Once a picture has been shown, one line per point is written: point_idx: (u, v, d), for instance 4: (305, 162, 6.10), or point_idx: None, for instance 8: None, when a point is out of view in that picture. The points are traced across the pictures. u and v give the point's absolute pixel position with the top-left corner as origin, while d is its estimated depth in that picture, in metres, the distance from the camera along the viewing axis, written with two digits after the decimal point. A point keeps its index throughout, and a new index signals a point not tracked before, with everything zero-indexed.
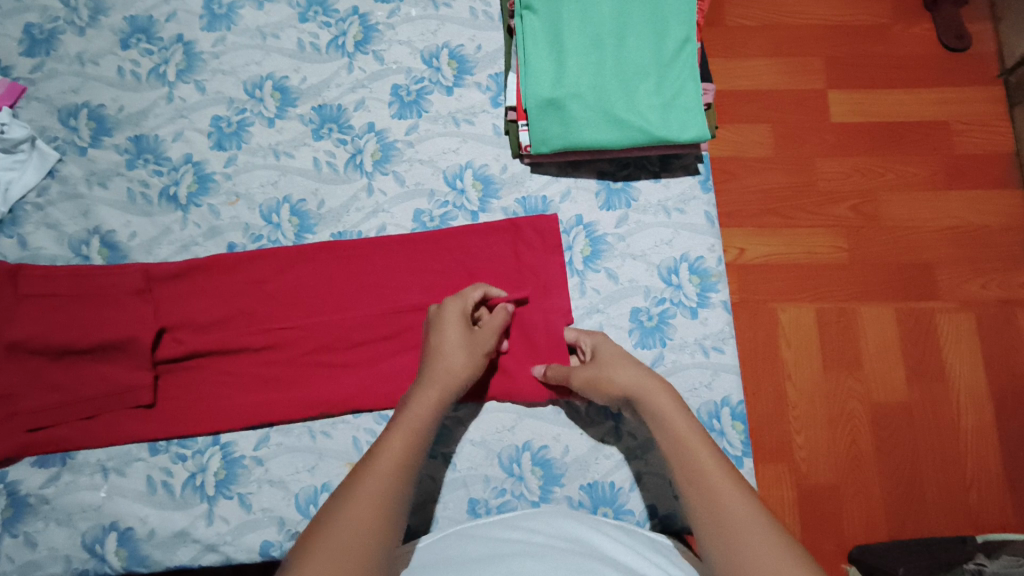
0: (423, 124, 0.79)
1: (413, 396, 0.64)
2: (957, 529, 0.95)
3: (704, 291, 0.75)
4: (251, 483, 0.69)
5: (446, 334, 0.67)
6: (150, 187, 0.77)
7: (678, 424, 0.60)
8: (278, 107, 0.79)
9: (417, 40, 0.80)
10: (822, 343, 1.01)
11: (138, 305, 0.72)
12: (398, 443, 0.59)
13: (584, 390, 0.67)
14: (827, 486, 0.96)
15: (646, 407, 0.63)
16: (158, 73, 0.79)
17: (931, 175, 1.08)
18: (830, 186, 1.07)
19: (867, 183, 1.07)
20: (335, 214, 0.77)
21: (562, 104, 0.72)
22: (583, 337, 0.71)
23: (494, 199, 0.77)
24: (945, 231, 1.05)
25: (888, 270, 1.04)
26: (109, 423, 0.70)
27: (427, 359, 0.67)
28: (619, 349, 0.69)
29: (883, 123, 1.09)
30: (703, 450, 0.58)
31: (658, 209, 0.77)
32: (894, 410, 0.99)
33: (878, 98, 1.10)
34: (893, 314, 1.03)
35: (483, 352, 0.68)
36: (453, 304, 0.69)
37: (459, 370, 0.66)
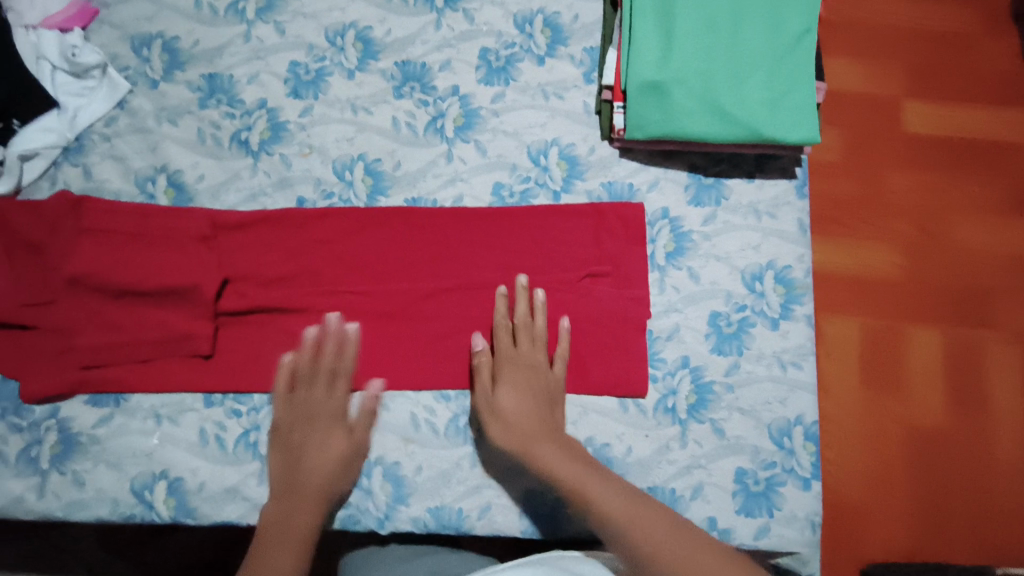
0: (510, 94, 0.72)
1: (296, 503, 0.60)
2: (967, 556, 0.91)
3: (788, 303, 0.67)
4: (88, 461, 0.65)
5: (326, 448, 0.63)
6: (222, 129, 0.71)
7: (606, 485, 0.58)
8: (456, 132, 0.72)
9: (511, 3, 0.74)
10: (864, 361, 0.96)
11: (200, 253, 0.68)
12: (286, 557, 0.57)
13: (509, 418, 0.62)
14: (852, 506, 0.92)
15: (559, 470, 0.59)
16: (237, 9, 0.73)
17: (1006, 197, 1.00)
18: (896, 200, 1.00)
19: (934, 200, 1.00)
20: (496, 113, 0.72)
21: (666, 89, 0.64)
22: (540, 311, 0.66)
23: (578, 180, 0.71)
24: (1011, 257, 0.99)
25: (945, 291, 0.98)
26: (164, 371, 0.67)
27: (303, 470, 0.62)
28: (540, 354, 0.65)
29: (965, 139, 1.02)
30: (616, 491, 0.57)
31: (748, 211, 0.70)
32: (930, 437, 0.94)
33: (955, 113, 1.03)
34: (940, 339, 0.97)
35: (339, 489, 0.63)
36: (320, 410, 0.64)
37: (341, 477, 0.63)
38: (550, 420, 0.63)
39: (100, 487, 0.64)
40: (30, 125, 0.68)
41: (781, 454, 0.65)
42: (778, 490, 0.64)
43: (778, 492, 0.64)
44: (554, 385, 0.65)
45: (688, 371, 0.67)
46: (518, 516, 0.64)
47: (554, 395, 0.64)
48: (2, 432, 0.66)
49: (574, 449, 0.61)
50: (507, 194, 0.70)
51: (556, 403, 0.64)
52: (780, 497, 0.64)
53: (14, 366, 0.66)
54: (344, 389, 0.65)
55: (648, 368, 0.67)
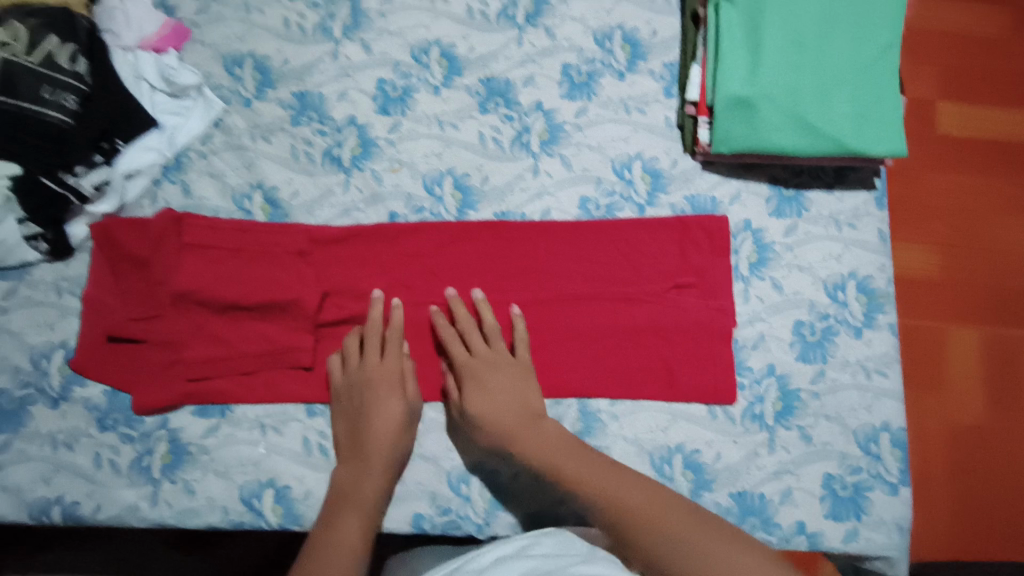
0: (593, 108, 0.74)
1: (360, 471, 0.63)
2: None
3: (871, 312, 0.70)
4: (198, 470, 0.68)
5: (386, 406, 0.65)
6: (314, 146, 0.73)
7: (623, 485, 0.58)
8: (542, 146, 0.73)
9: (592, 19, 0.76)
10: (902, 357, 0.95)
11: (299, 268, 0.70)
12: (353, 520, 0.60)
13: (482, 422, 0.64)
14: None
15: (570, 473, 0.60)
16: (324, 27, 0.75)
17: None
18: (931, 200, 0.99)
19: (974, 200, 0.99)
20: (580, 128, 0.74)
21: (755, 104, 0.66)
22: (483, 306, 0.68)
23: (662, 194, 0.72)
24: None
25: (988, 288, 0.96)
26: (268, 383, 0.69)
27: (366, 434, 0.64)
28: (497, 346, 0.67)
29: (1000, 142, 1.01)
30: (630, 484, 0.58)
31: (829, 222, 0.72)
32: (973, 437, 0.91)
33: (989, 117, 1.03)
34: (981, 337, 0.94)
35: (404, 444, 0.66)
36: (376, 376, 0.66)
37: (404, 433, 0.66)
38: (528, 406, 0.65)
39: (210, 496, 0.67)
40: (132, 145, 0.71)
41: (868, 459, 0.67)
42: (866, 494, 0.66)
43: (866, 496, 0.67)
44: (517, 368, 0.67)
45: (774, 379, 0.69)
46: None
47: (523, 382, 0.66)
48: (115, 442, 0.68)
49: (591, 453, 0.62)
50: (595, 207, 0.72)
51: (529, 384, 0.66)
52: (869, 501, 0.66)
53: (126, 380, 0.69)
54: (394, 351, 0.68)
55: (735, 377, 0.69)
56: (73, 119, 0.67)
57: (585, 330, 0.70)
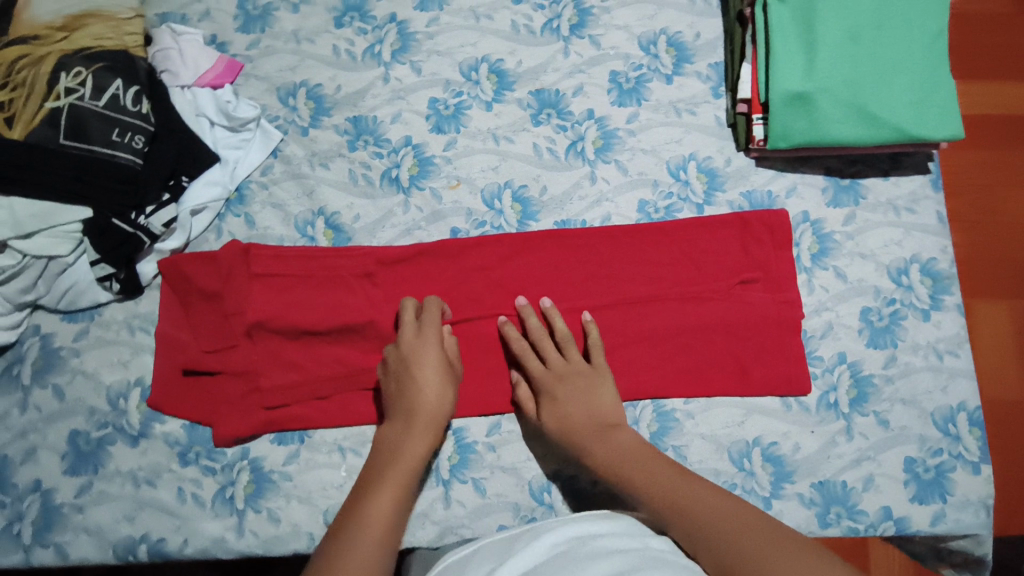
0: (644, 113, 0.75)
1: (401, 437, 0.62)
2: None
3: (937, 293, 0.70)
4: (281, 498, 0.68)
5: (424, 374, 0.65)
6: (372, 169, 0.74)
7: (695, 492, 0.56)
8: (597, 154, 0.74)
9: (635, 26, 0.77)
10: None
11: (367, 290, 0.71)
12: (388, 484, 0.59)
13: (557, 432, 0.65)
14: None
15: (640, 485, 0.59)
16: (373, 52, 0.76)
17: None
18: None
19: None
20: (632, 133, 0.75)
21: (811, 99, 0.67)
22: (553, 314, 0.69)
23: (719, 192, 0.73)
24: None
25: None
26: (344, 406, 0.69)
27: (407, 400, 0.64)
28: (573, 358, 0.67)
29: None
30: (704, 494, 0.55)
31: (886, 208, 0.72)
32: None
33: None
34: None
35: (443, 403, 0.65)
36: (418, 345, 0.66)
37: (443, 398, 0.65)
38: (600, 410, 0.65)
39: (295, 522, 0.67)
40: (197, 180, 0.72)
41: (948, 440, 0.67)
42: (949, 476, 0.66)
43: (949, 478, 0.66)
44: (591, 372, 0.67)
45: (847, 367, 0.69)
46: None
47: (594, 383, 0.66)
48: (197, 475, 0.69)
49: (659, 462, 0.60)
50: (654, 210, 0.73)
51: (601, 385, 0.66)
52: (952, 482, 0.66)
53: (205, 413, 0.69)
54: (431, 320, 0.67)
55: (808, 367, 0.70)
56: (142, 158, 0.69)
57: (656, 332, 0.70)
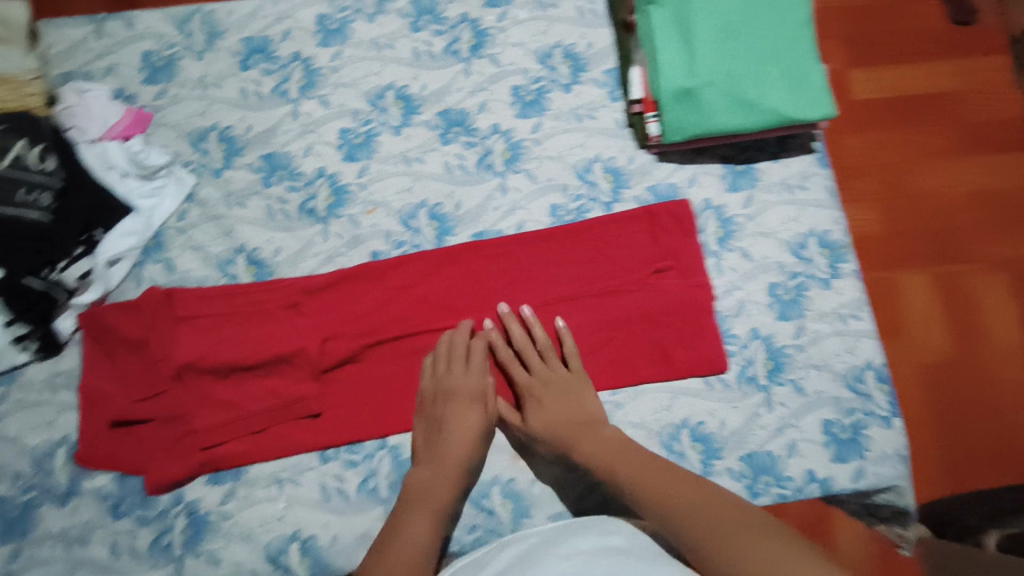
0: (547, 122, 0.79)
1: (434, 475, 0.65)
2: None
3: (835, 262, 0.75)
4: (221, 538, 0.67)
5: (467, 415, 0.67)
6: (288, 203, 0.76)
7: (671, 480, 0.59)
8: (506, 164, 0.77)
9: (530, 42, 0.81)
10: (933, 317, 0.78)
11: (293, 320, 0.72)
12: (423, 520, 0.61)
13: (542, 434, 0.68)
14: (960, 486, 0.72)
15: (621, 471, 0.61)
16: (281, 91, 0.78)
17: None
18: (915, 129, 0.84)
19: (959, 124, 0.84)
20: (539, 142, 0.78)
21: (696, 94, 0.71)
22: (536, 325, 0.71)
23: (626, 189, 0.77)
24: (973, 194, 0.82)
25: (1000, 222, 0.81)
26: (280, 437, 0.70)
27: (444, 440, 0.66)
28: (553, 365, 0.70)
29: (977, 54, 0.87)
30: (673, 480, 0.59)
31: (781, 188, 0.77)
32: (1016, 391, 0.76)
33: (950, 31, 0.88)
34: (1002, 275, 0.79)
35: (479, 444, 0.68)
36: (462, 389, 0.68)
37: (478, 447, 0.68)
38: (587, 414, 0.68)
39: (236, 561, 0.67)
40: (113, 231, 0.73)
41: (860, 399, 0.71)
42: (864, 433, 0.70)
43: (865, 435, 0.70)
44: (574, 379, 0.70)
45: (761, 341, 0.73)
46: None
47: (578, 391, 0.69)
48: (132, 526, 0.68)
49: (640, 453, 0.63)
50: (565, 213, 0.76)
51: (585, 394, 0.69)
52: (869, 439, 0.70)
53: (139, 461, 0.68)
54: (478, 365, 0.70)
55: (725, 346, 0.73)
56: (51, 215, 0.70)
57: (578, 330, 0.73)
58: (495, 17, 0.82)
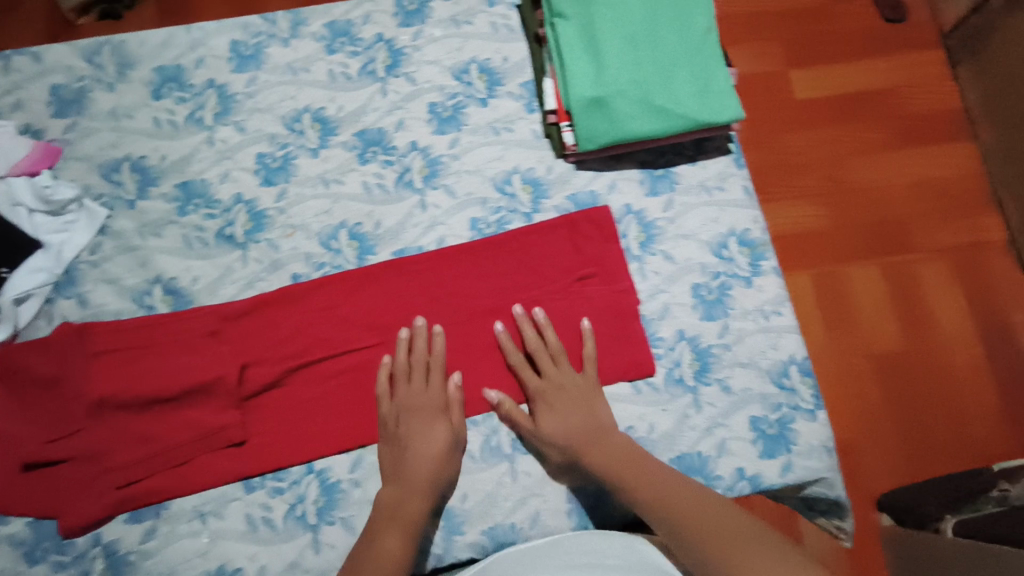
0: (464, 137, 0.79)
1: (400, 494, 0.64)
2: (931, 450, 0.90)
3: (756, 259, 0.76)
4: None
5: (431, 431, 0.67)
6: (205, 230, 0.75)
7: (681, 493, 0.61)
8: (425, 181, 0.77)
9: (445, 59, 0.82)
10: (824, 315, 0.95)
11: (212, 348, 0.70)
12: (392, 539, 0.60)
13: (556, 438, 0.67)
14: (854, 447, 0.90)
15: (638, 488, 0.62)
16: (195, 118, 0.78)
17: (894, 134, 1.02)
18: (800, 157, 1.01)
19: (839, 151, 1.01)
20: (458, 157, 0.78)
21: (607, 102, 0.72)
22: (548, 328, 0.71)
23: (545, 199, 0.77)
24: (846, 205, 0.99)
25: (877, 228, 0.98)
26: (201, 469, 0.67)
27: (409, 457, 0.66)
28: (564, 368, 0.70)
29: (852, 92, 1.04)
30: (682, 494, 0.60)
31: (699, 190, 0.78)
32: (894, 366, 0.93)
33: (831, 72, 1.05)
34: (880, 271, 0.97)
35: (446, 459, 0.66)
36: (423, 403, 0.68)
37: (446, 463, 0.66)
38: (598, 421, 0.67)
39: None
40: (21, 268, 0.71)
41: (785, 394, 0.71)
42: (791, 427, 0.70)
43: (791, 429, 0.70)
44: (585, 385, 0.69)
45: (687, 342, 0.73)
46: (568, 516, 0.68)
47: (589, 397, 0.69)
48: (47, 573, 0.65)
49: (655, 463, 0.64)
50: (485, 226, 0.76)
51: (596, 401, 0.69)
52: (795, 433, 0.70)
53: (53, 503, 0.66)
54: (438, 380, 0.69)
55: (650, 349, 0.73)
56: None
57: (504, 341, 0.72)
58: (409, 36, 0.82)
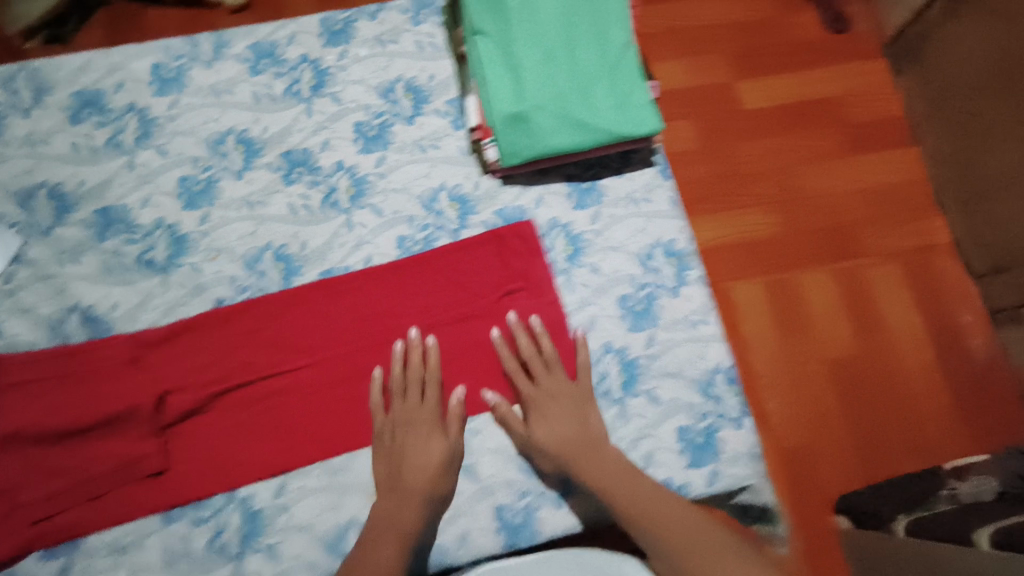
0: (391, 155, 0.79)
1: (396, 507, 0.64)
2: (884, 448, 0.91)
3: (683, 269, 0.77)
4: None
5: (428, 444, 0.67)
6: (124, 256, 0.73)
7: (663, 509, 0.62)
8: (351, 201, 0.77)
9: (372, 78, 0.82)
10: (778, 319, 0.96)
11: (132, 376, 0.69)
12: (390, 553, 0.60)
13: (549, 448, 0.67)
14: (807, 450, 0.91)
15: (625, 501, 0.62)
16: (115, 143, 0.77)
17: (837, 143, 1.06)
18: (751, 166, 1.03)
19: (787, 159, 1.04)
20: (384, 176, 0.78)
21: (528, 116, 0.72)
22: (544, 337, 0.71)
23: (472, 215, 0.77)
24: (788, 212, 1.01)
25: (824, 234, 1.01)
26: (119, 502, 0.66)
27: (404, 470, 0.66)
28: (559, 376, 0.70)
29: (797, 102, 1.07)
30: (667, 510, 0.62)
31: (626, 202, 0.79)
32: (847, 368, 0.95)
33: (779, 81, 1.08)
34: (832, 275, 0.99)
35: (443, 471, 0.66)
36: (420, 417, 0.68)
37: (444, 475, 0.66)
38: (590, 433, 0.67)
39: None
40: None
41: (710, 403, 0.72)
42: (717, 435, 0.71)
43: (718, 438, 0.71)
44: (579, 395, 0.70)
45: (615, 355, 0.73)
46: (496, 534, 0.67)
47: (581, 407, 0.69)
48: None
49: (637, 475, 0.65)
50: (413, 244, 0.76)
51: (587, 409, 0.69)
52: (722, 441, 0.71)
53: None
54: (434, 393, 0.69)
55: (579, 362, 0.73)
56: None
57: None
58: (334, 56, 0.82)
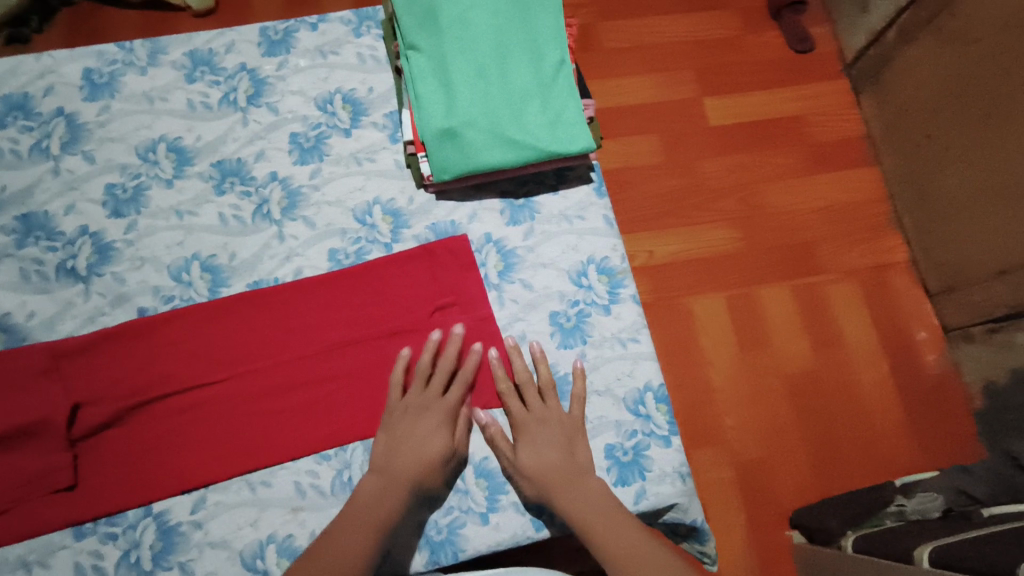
0: (325, 167, 0.78)
1: (382, 489, 0.63)
2: (834, 463, 0.93)
3: (614, 287, 0.77)
4: None
5: (431, 436, 0.66)
6: (45, 264, 0.72)
7: (617, 529, 0.62)
8: (283, 212, 0.76)
9: (310, 90, 0.81)
10: (737, 333, 0.98)
11: (45, 387, 0.67)
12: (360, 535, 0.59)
13: (529, 470, 0.66)
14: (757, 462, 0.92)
15: (583, 516, 0.63)
16: (41, 148, 0.75)
17: (798, 161, 1.08)
18: (712, 184, 1.05)
19: (748, 176, 1.06)
20: (318, 187, 0.78)
21: (458, 132, 0.72)
22: (541, 364, 0.72)
23: (405, 228, 0.77)
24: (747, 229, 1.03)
25: (781, 251, 1.02)
26: (24, 517, 0.64)
27: (402, 453, 0.65)
28: (552, 404, 0.70)
29: (757, 121, 1.09)
30: (622, 530, 0.62)
31: (560, 219, 0.79)
32: (803, 384, 0.96)
33: (740, 99, 1.10)
34: (791, 290, 1.01)
35: (435, 468, 0.66)
36: (435, 410, 0.68)
37: (436, 471, 0.66)
38: (575, 462, 0.67)
39: None
40: None
41: (639, 421, 0.72)
42: (644, 453, 0.71)
43: (645, 456, 0.70)
44: (569, 423, 0.69)
45: None
46: (418, 551, 0.65)
47: (572, 437, 0.68)
48: None
49: (597, 491, 0.64)
50: (344, 256, 0.76)
51: (575, 439, 0.68)
52: (648, 459, 0.70)
53: None
54: (456, 390, 0.69)
55: None
56: None
57: (359, 372, 0.71)
58: (272, 65, 0.82)
